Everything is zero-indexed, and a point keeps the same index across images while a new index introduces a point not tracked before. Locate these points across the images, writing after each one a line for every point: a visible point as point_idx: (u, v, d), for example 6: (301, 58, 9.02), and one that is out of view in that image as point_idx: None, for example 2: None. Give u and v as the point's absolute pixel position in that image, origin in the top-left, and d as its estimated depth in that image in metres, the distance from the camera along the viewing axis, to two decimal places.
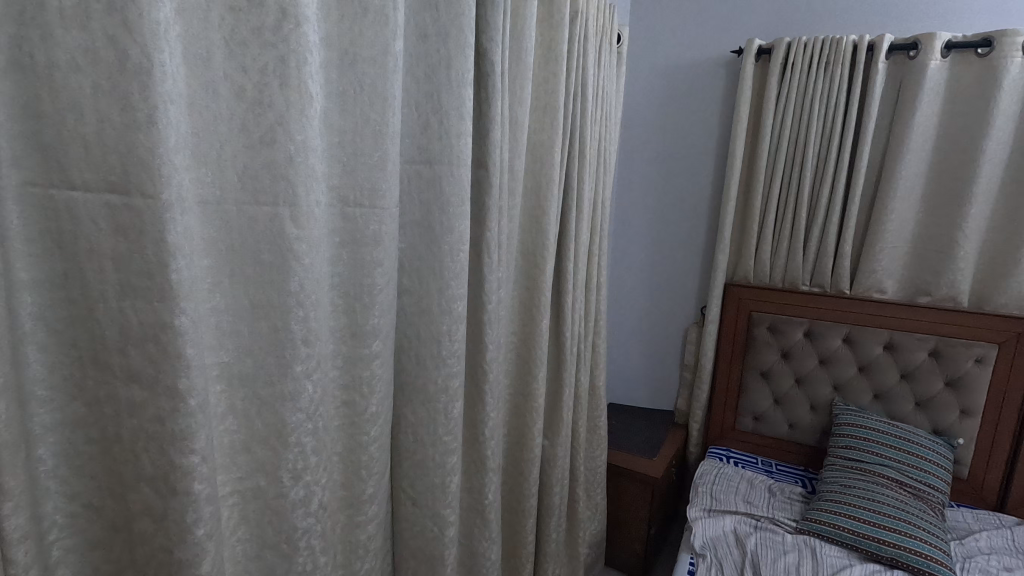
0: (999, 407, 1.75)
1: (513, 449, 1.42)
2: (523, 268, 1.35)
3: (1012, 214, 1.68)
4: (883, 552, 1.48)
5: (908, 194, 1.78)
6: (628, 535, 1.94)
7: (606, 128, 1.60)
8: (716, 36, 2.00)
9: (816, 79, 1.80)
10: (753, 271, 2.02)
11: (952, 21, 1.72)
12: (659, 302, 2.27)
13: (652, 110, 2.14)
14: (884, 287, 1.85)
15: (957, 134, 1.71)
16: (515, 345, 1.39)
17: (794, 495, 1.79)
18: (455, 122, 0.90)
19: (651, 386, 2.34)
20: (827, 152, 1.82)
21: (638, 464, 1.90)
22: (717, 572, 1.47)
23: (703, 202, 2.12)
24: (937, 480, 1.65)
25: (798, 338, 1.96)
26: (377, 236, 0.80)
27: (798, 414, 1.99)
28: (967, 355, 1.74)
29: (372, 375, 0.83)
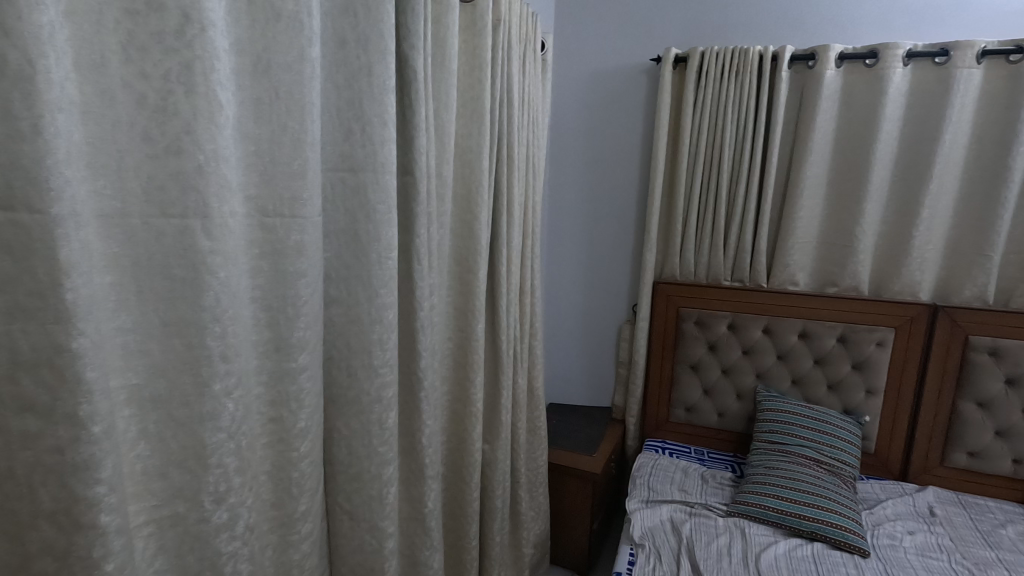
0: (898, 385, 1.91)
1: (453, 455, 1.42)
2: (456, 274, 1.35)
3: (901, 210, 1.85)
4: (803, 526, 1.58)
5: (812, 192, 1.93)
6: (571, 532, 1.98)
7: (533, 134, 1.63)
8: (636, 44, 2.09)
9: (728, 86, 1.91)
10: (679, 269, 2.11)
11: (844, 33, 1.87)
12: (593, 303, 2.33)
13: (579, 116, 2.20)
14: (796, 279, 1.99)
15: (852, 137, 1.86)
16: (451, 351, 1.39)
17: (724, 480, 1.89)
18: (379, 129, 0.91)
19: (589, 385, 2.40)
20: (740, 154, 1.94)
21: (579, 462, 1.94)
22: (656, 560, 1.52)
23: (630, 203, 2.20)
24: (848, 456, 1.79)
25: (722, 331, 2.05)
26: (299, 246, 0.78)
27: (725, 403, 2.09)
28: (870, 339, 1.90)
29: (299, 389, 0.81)
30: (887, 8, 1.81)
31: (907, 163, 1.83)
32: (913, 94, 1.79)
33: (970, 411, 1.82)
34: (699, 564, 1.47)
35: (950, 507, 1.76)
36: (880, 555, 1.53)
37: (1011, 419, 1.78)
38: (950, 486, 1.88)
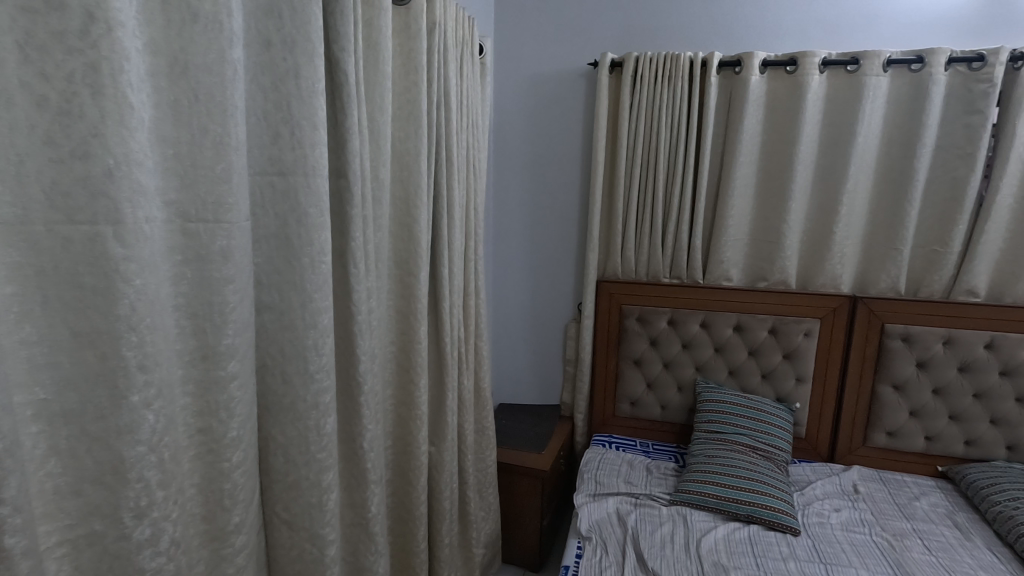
0: (824, 372, 2.03)
1: (398, 459, 1.41)
2: (397, 277, 1.35)
3: (823, 207, 1.97)
4: (740, 510, 1.66)
5: (743, 192, 2.02)
6: (522, 530, 2.00)
7: (473, 137, 1.65)
8: (574, 49, 2.14)
9: (662, 90, 1.99)
10: (621, 267, 2.17)
11: (768, 41, 1.97)
12: (539, 303, 2.37)
13: (521, 118, 2.23)
14: (730, 275, 2.08)
15: (777, 139, 1.97)
16: (394, 355, 1.38)
17: (668, 471, 1.95)
18: (309, 132, 0.89)
19: (538, 384, 2.43)
20: (676, 156, 2.02)
21: (528, 460, 1.96)
22: (603, 551, 1.56)
23: (573, 205, 2.24)
24: (780, 441, 1.89)
25: (663, 326, 2.12)
26: (225, 252, 0.76)
27: (668, 396, 2.16)
28: (798, 330, 2.01)
29: (230, 398, 0.79)
30: (804, 18, 1.93)
31: (827, 164, 1.95)
32: (830, 99, 1.91)
33: (888, 394, 1.96)
34: (643, 552, 1.52)
35: (872, 484, 1.89)
36: (810, 533, 1.62)
37: (923, 400, 1.93)
38: (872, 465, 2.02)
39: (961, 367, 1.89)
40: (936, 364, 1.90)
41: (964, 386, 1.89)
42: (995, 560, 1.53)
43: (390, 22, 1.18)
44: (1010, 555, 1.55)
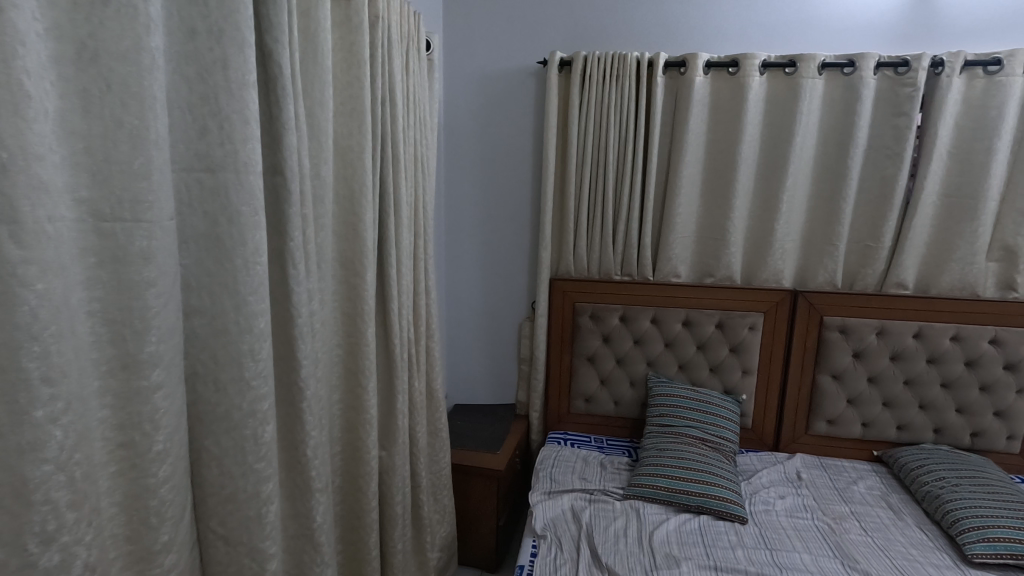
0: (768, 365, 2.10)
1: (347, 465, 1.37)
2: (342, 278, 1.31)
3: (764, 205, 2.04)
4: (691, 502, 1.69)
5: (689, 191, 2.07)
6: (478, 531, 1.99)
7: (421, 135, 1.62)
8: (522, 47, 2.13)
9: (610, 89, 2.01)
10: (573, 266, 2.19)
11: (711, 43, 2.02)
12: (492, 302, 2.35)
13: (472, 116, 2.21)
14: (679, 271, 2.13)
15: (721, 138, 2.02)
16: (341, 358, 1.34)
17: (621, 466, 1.98)
18: (240, 127, 0.85)
19: (493, 383, 2.42)
20: (625, 154, 2.05)
21: (483, 460, 1.95)
22: (557, 548, 1.56)
23: (524, 204, 2.24)
24: (728, 432, 1.95)
25: (615, 323, 2.15)
26: (146, 254, 0.71)
27: (620, 392, 2.19)
28: (743, 324, 2.07)
29: (155, 409, 0.74)
30: (745, 21, 1.99)
31: (768, 163, 2.01)
32: (770, 101, 1.98)
33: (827, 384, 2.04)
34: (597, 548, 1.53)
35: (814, 470, 1.97)
36: (756, 521, 1.68)
37: (859, 388, 2.02)
38: (814, 451, 2.10)
39: (893, 356, 1.99)
40: (870, 353, 2.00)
41: (896, 374, 1.99)
42: (924, 538, 1.62)
43: (329, 16, 1.14)
44: (938, 532, 1.64)
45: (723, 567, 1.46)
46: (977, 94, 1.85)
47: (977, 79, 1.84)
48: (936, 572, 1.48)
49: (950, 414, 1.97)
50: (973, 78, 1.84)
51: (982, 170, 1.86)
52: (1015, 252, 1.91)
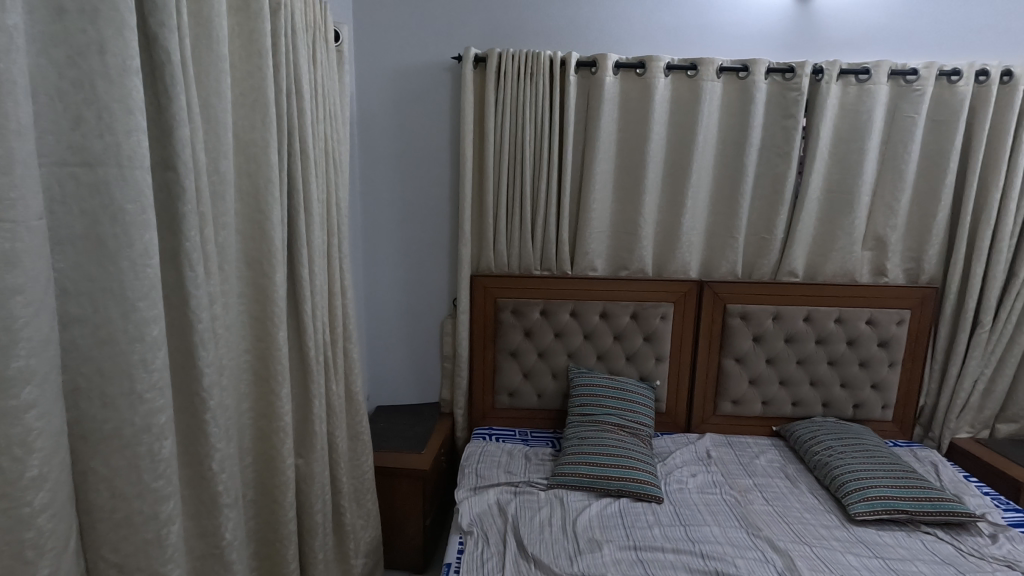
0: (679, 351, 2.22)
1: (261, 476, 1.30)
2: (249, 279, 1.24)
3: (671, 200, 2.15)
4: (611, 486, 1.76)
5: (603, 187, 2.14)
6: (405, 532, 1.96)
7: (332, 129, 1.56)
8: (437, 41, 2.11)
9: (525, 86, 2.04)
10: (493, 261, 2.20)
11: (619, 44, 2.10)
12: (412, 301, 2.32)
13: (387, 110, 2.15)
14: (595, 265, 2.20)
15: (631, 137, 2.11)
16: (250, 364, 1.26)
17: (545, 457, 2.02)
18: (122, 117, 0.78)
19: (416, 382, 2.39)
20: (541, 151, 2.09)
21: (408, 461, 1.92)
22: (484, 543, 1.56)
23: (443, 200, 2.23)
24: (644, 417, 2.04)
25: (536, 317, 2.18)
26: (10, 257, 0.63)
27: (543, 385, 2.23)
28: (656, 313, 2.17)
29: (27, 430, 0.66)
30: (650, 25, 2.09)
31: (674, 160, 2.13)
32: (675, 102, 2.08)
33: (732, 367, 2.19)
34: (523, 539, 1.55)
35: (722, 448, 2.11)
36: (671, 500, 1.77)
37: (759, 369, 2.19)
38: (721, 430, 2.26)
39: (787, 339, 2.17)
40: (767, 337, 2.17)
41: (790, 354, 2.18)
42: (816, 502, 1.78)
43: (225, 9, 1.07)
44: (827, 496, 1.82)
45: (643, 546, 1.53)
46: (851, 100, 2.05)
47: (850, 86, 2.04)
48: (825, 532, 1.63)
49: (835, 388, 2.19)
50: (847, 85, 2.04)
51: (856, 168, 2.07)
52: (885, 242, 2.15)
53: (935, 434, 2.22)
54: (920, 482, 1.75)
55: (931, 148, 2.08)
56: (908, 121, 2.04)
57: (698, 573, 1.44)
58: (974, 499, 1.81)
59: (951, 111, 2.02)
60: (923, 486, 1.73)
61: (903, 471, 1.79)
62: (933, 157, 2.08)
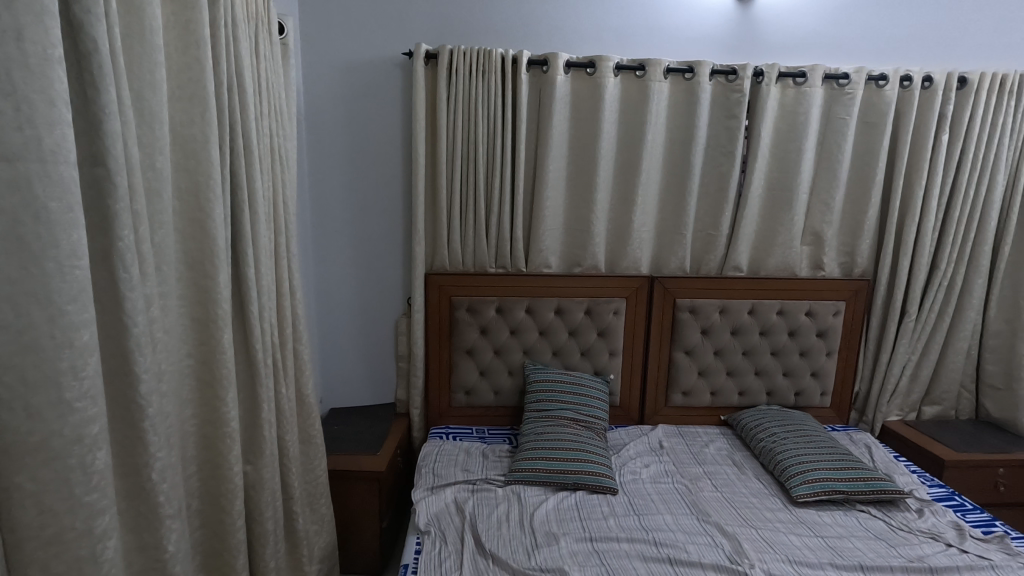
0: (632, 345, 2.27)
1: (207, 484, 1.25)
2: (190, 281, 1.19)
3: (622, 197, 2.20)
4: (567, 480, 1.79)
5: (555, 185, 2.17)
6: (361, 536, 1.93)
7: (277, 125, 1.51)
8: (386, 36, 2.08)
9: (477, 84, 2.03)
10: (448, 259, 2.18)
11: (569, 43, 2.13)
12: (365, 300, 2.28)
13: (336, 106, 2.11)
14: (549, 262, 2.22)
15: (582, 136, 2.14)
16: (192, 369, 1.22)
17: (502, 453, 2.03)
18: (44, 110, 0.74)
19: (370, 383, 2.35)
20: (494, 149, 2.09)
21: (363, 463, 1.89)
22: (442, 542, 1.55)
23: (395, 198, 2.20)
24: (598, 411, 2.08)
25: (491, 315, 2.18)
26: None
27: (499, 382, 2.24)
28: (609, 309, 2.21)
29: None
30: (599, 25, 2.12)
31: (624, 159, 2.17)
32: (624, 101, 2.13)
33: (682, 359, 2.26)
34: (481, 536, 1.55)
35: (673, 438, 2.17)
36: (626, 490, 1.81)
37: (707, 361, 2.27)
38: (673, 421, 2.32)
39: (733, 331, 2.25)
40: (715, 330, 2.24)
41: (736, 346, 2.26)
42: (762, 487, 1.86)
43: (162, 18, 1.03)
44: (772, 481, 1.90)
45: (598, 537, 1.56)
46: (789, 102, 2.15)
47: (788, 88, 2.14)
48: (770, 515, 1.71)
49: (778, 377, 2.29)
50: (785, 87, 2.14)
51: (794, 167, 2.17)
52: (821, 237, 2.26)
53: (869, 418, 2.36)
54: (855, 463, 1.85)
55: (862, 148, 2.20)
56: (841, 122, 2.15)
57: (651, 561, 1.48)
58: (903, 477, 1.93)
59: (879, 113, 2.15)
60: (857, 467, 1.84)
61: (840, 454, 1.90)
62: (864, 157, 2.20)
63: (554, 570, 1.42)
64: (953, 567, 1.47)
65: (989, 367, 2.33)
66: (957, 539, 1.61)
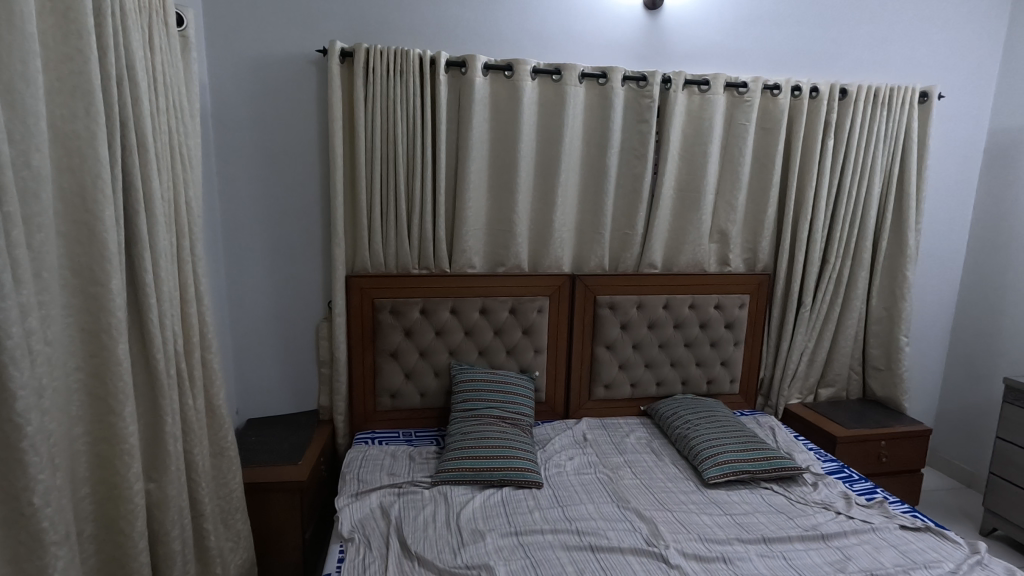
0: (555, 342, 2.33)
1: (103, 506, 1.17)
2: (77, 288, 1.10)
3: (542, 198, 2.25)
4: (494, 477, 1.81)
5: (477, 185, 2.18)
6: (282, 549, 1.86)
7: (177, 121, 1.43)
8: (299, 33, 2.02)
9: (395, 83, 2.01)
10: (369, 261, 2.15)
11: (488, 46, 2.16)
12: (283, 305, 2.20)
13: (246, 104, 2.02)
14: (473, 262, 2.24)
15: (501, 137, 2.17)
16: (83, 382, 1.13)
17: (429, 455, 2.02)
18: None
19: (291, 391, 2.27)
20: (414, 149, 2.08)
21: (283, 474, 1.82)
22: (365, 548, 1.53)
23: (313, 199, 2.13)
24: (524, 407, 2.12)
25: (415, 316, 2.16)
26: None
27: (425, 383, 2.22)
28: (533, 307, 2.25)
29: None
30: (517, 29, 2.16)
31: (543, 160, 2.22)
32: (542, 104, 2.18)
33: (603, 354, 2.34)
34: (406, 538, 1.54)
35: (596, 430, 2.25)
36: (551, 484, 1.86)
37: (627, 354, 2.36)
38: (596, 414, 2.40)
39: (650, 325, 2.36)
40: (633, 324, 2.34)
41: (653, 339, 2.38)
42: (678, 472, 1.97)
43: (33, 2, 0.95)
44: (686, 465, 2.02)
45: (524, 531, 1.59)
46: (695, 108, 2.28)
47: (694, 95, 2.27)
48: (684, 497, 1.81)
49: (691, 367, 2.43)
50: (691, 94, 2.27)
51: (700, 170, 2.31)
52: (727, 235, 2.42)
53: (773, 401, 2.55)
54: (759, 444, 2.00)
55: (761, 152, 2.38)
56: (741, 128, 2.31)
57: (574, 549, 1.53)
58: (801, 455, 2.11)
59: (774, 120, 2.33)
60: (761, 448, 1.98)
61: (746, 436, 2.04)
62: (762, 160, 2.38)
63: (480, 566, 1.44)
64: (841, 532, 1.62)
65: (873, 350, 2.58)
66: (844, 507, 1.78)
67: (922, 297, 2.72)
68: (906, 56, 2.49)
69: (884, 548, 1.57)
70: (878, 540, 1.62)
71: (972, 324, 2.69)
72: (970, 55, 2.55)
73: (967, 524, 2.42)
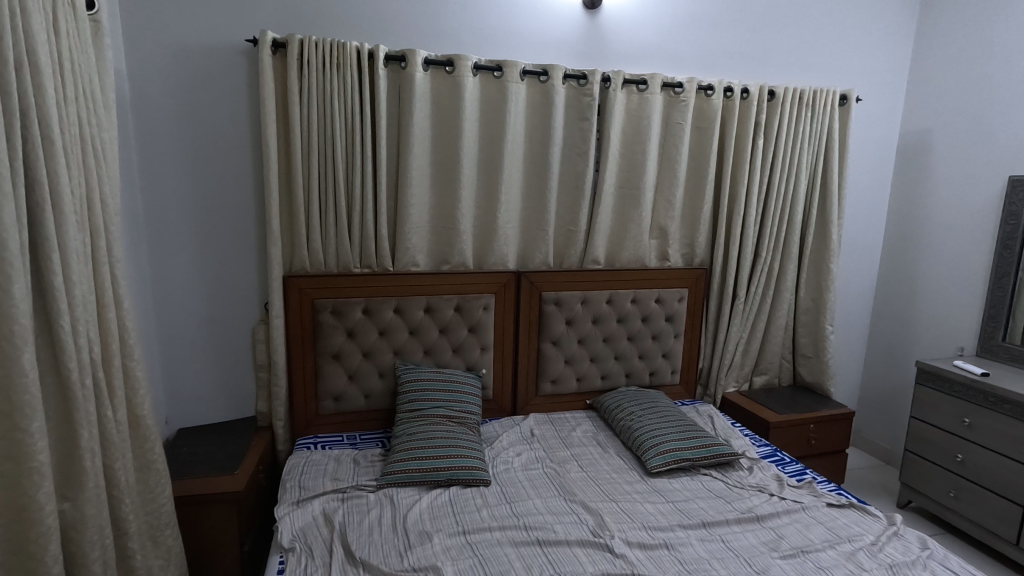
0: (502, 339, 2.33)
1: (11, 528, 1.07)
2: None
3: (486, 195, 2.24)
4: (441, 476, 1.79)
5: (420, 182, 2.15)
6: (219, 563, 1.77)
7: (88, 112, 1.33)
8: (226, 21, 1.92)
9: (331, 76, 1.95)
10: (308, 260, 2.08)
11: (428, 40, 2.12)
12: (215, 307, 2.09)
13: (170, 95, 1.90)
14: (416, 260, 2.20)
15: (444, 133, 2.14)
16: None
17: (375, 458, 1.98)
18: None
19: (226, 397, 2.16)
20: (353, 144, 2.02)
21: (219, 485, 1.74)
22: (308, 558, 1.47)
23: (245, 195, 2.04)
24: (471, 405, 2.11)
25: (358, 317, 2.11)
26: None
27: (369, 385, 2.17)
28: (478, 305, 2.24)
29: None
30: (457, 24, 2.14)
31: (487, 157, 2.21)
32: (484, 100, 2.17)
33: (549, 349, 2.36)
34: (351, 545, 1.50)
35: (544, 426, 2.26)
36: (498, 481, 1.86)
37: (572, 349, 2.39)
38: (543, 410, 2.42)
39: (595, 320, 2.40)
40: (578, 319, 2.37)
41: (597, 333, 2.42)
42: (622, 463, 2.01)
43: None
44: (630, 456, 2.07)
45: (472, 530, 1.58)
46: (634, 106, 2.33)
47: (633, 94, 2.33)
48: (629, 487, 1.86)
49: (635, 360, 2.49)
50: (630, 93, 2.32)
51: (640, 167, 2.37)
52: (666, 231, 2.49)
53: (712, 391, 2.65)
54: (698, 433, 2.07)
55: (697, 150, 2.46)
56: (677, 127, 2.38)
57: (522, 545, 1.53)
58: (738, 440, 2.20)
59: (708, 119, 2.41)
60: (701, 436, 2.05)
61: (687, 425, 2.11)
62: (698, 158, 2.46)
63: (427, 568, 1.42)
64: (774, 513, 1.71)
65: (802, 339, 2.73)
66: (778, 488, 1.87)
67: (845, 288, 2.90)
68: (828, 61, 2.64)
69: (814, 525, 1.67)
70: (808, 518, 1.71)
71: (889, 313, 2.88)
72: (884, 61, 2.73)
73: (886, 498, 2.60)
